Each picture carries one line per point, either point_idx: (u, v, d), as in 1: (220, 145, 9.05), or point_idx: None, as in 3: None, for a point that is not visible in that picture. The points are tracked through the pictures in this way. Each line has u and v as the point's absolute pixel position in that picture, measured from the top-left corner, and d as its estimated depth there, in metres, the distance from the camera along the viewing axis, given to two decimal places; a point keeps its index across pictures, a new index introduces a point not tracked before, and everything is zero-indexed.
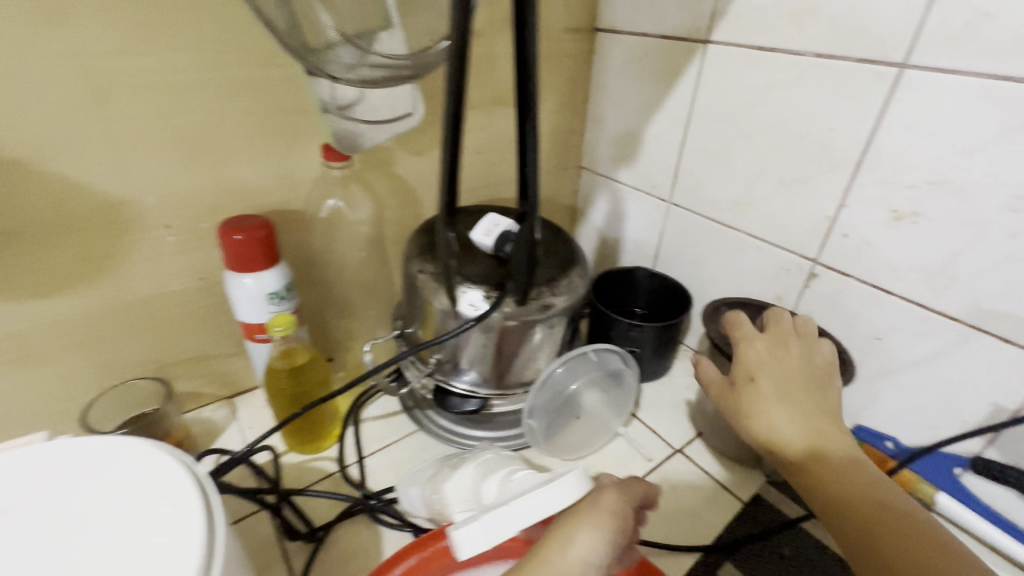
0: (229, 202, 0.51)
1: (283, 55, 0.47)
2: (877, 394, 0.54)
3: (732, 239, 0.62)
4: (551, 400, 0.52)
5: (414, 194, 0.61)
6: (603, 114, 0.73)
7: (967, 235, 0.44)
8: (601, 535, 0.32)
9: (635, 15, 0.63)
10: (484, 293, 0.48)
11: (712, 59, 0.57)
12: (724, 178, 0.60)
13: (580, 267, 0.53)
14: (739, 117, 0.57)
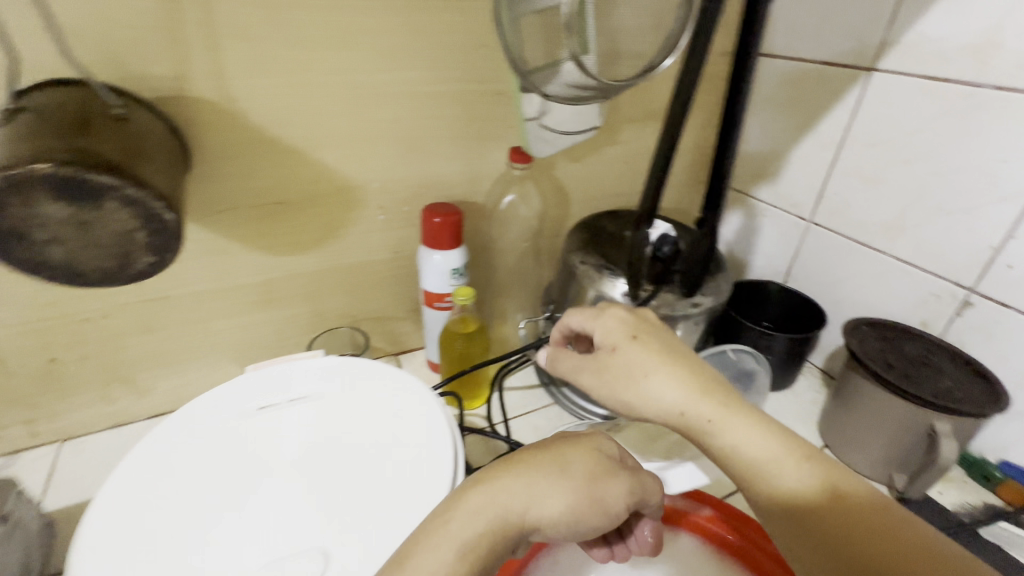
0: (428, 191, 0.62)
1: (489, 74, 0.58)
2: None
3: (877, 262, 0.63)
4: None
5: (568, 196, 0.69)
6: (746, 132, 0.76)
7: None
8: (564, 484, 0.34)
9: (795, 41, 0.67)
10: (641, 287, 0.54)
11: (875, 85, 0.59)
12: (875, 201, 0.62)
13: (724, 272, 0.59)
14: (899, 143, 0.58)
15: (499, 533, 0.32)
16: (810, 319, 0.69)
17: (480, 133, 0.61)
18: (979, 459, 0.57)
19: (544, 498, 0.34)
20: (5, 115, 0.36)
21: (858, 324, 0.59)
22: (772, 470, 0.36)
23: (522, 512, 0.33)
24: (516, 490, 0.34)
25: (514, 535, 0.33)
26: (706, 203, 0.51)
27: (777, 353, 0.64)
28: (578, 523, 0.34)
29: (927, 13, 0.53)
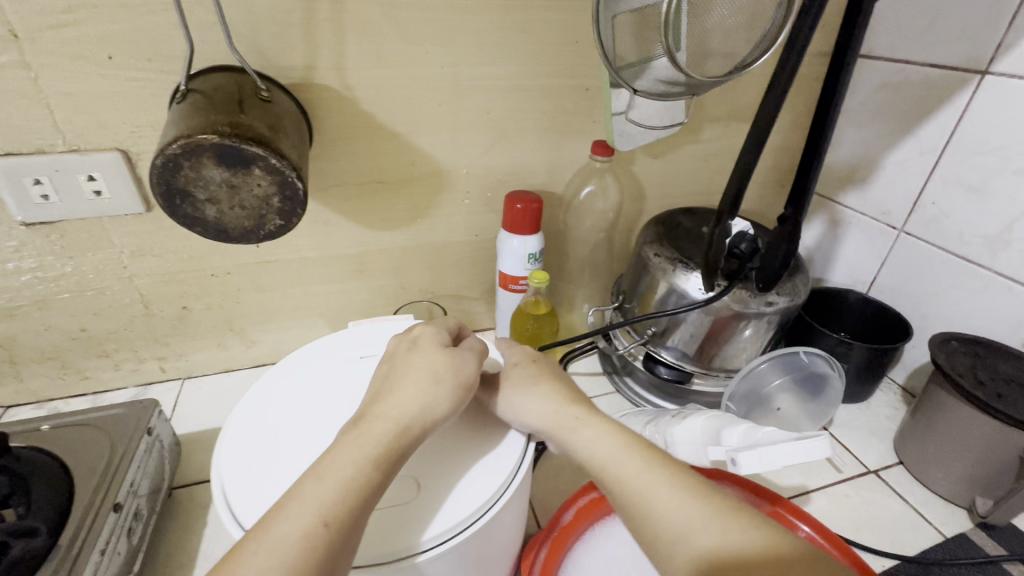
0: (511, 178, 0.66)
1: (578, 70, 0.61)
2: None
3: (976, 276, 0.60)
4: (750, 390, 0.57)
5: (645, 192, 0.71)
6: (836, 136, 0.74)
7: None
8: (414, 386, 0.39)
9: (898, 43, 0.64)
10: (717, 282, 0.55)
11: (987, 90, 0.56)
12: (978, 212, 0.59)
13: (802, 275, 0.58)
14: (1012, 151, 0.55)
15: (380, 440, 0.36)
16: (891, 332, 0.66)
17: (564, 125, 0.64)
18: None
19: (408, 400, 0.38)
20: (182, 97, 0.45)
21: (947, 339, 0.56)
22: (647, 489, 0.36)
23: (391, 420, 0.37)
24: (383, 411, 0.38)
25: (386, 432, 0.36)
26: (790, 201, 0.49)
27: (853, 363, 0.63)
28: (429, 403, 0.39)
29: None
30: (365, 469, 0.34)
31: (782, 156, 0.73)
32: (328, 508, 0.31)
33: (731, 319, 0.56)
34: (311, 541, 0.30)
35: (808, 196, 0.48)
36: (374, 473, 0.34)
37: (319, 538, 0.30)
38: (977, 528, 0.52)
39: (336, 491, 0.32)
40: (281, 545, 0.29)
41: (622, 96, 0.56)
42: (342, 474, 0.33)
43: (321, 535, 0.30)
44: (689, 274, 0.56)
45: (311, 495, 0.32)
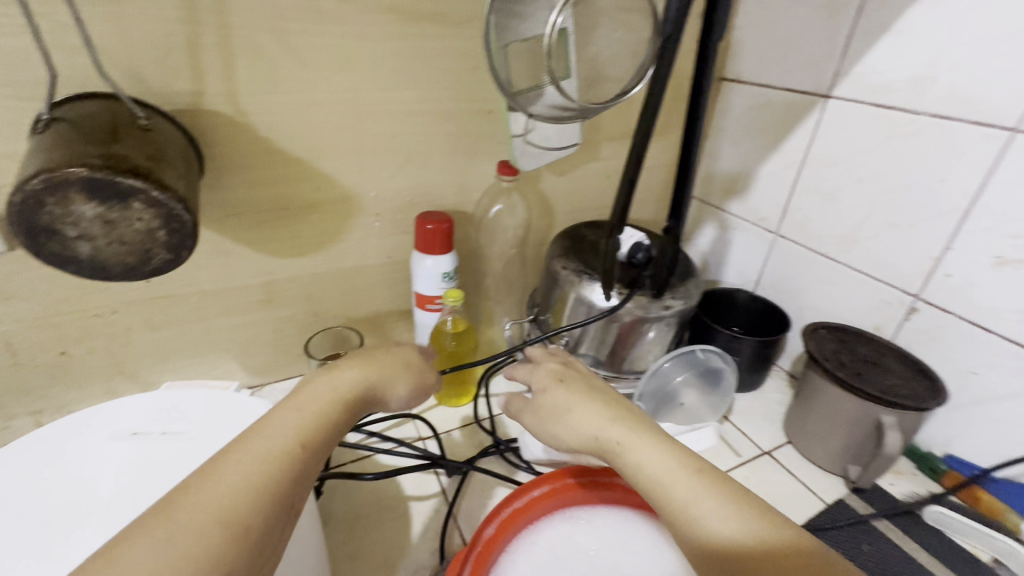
0: (422, 199, 0.67)
1: (480, 94, 0.63)
2: (969, 424, 0.58)
3: (836, 271, 0.69)
4: (657, 389, 0.61)
5: (554, 208, 0.75)
6: (719, 151, 0.82)
7: None
8: (381, 359, 0.44)
9: (760, 69, 0.73)
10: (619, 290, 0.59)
11: (830, 111, 0.65)
12: (833, 216, 0.67)
13: (695, 279, 0.63)
14: (854, 163, 0.64)
15: (348, 394, 0.39)
16: (776, 325, 0.74)
17: (470, 146, 0.66)
18: (926, 453, 0.62)
19: (378, 372, 0.42)
20: (44, 127, 0.41)
21: (817, 329, 0.64)
22: (671, 485, 0.36)
23: (362, 381, 0.40)
24: (354, 369, 0.41)
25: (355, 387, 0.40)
26: (670, 214, 0.54)
27: (745, 355, 0.69)
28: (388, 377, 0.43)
29: (873, 49, 0.59)
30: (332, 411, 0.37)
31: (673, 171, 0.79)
32: (307, 433, 0.34)
33: (636, 324, 0.60)
34: (289, 457, 0.32)
35: (685, 209, 0.54)
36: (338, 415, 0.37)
37: (295, 458, 0.33)
38: (852, 494, 0.60)
39: (311, 421, 0.35)
40: (257, 455, 0.31)
41: (521, 119, 0.58)
42: (316, 408, 0.36)
43: (298, 454, 0.33)
44: (594, 285, 0.59)
45: (286, 421, 0.34)
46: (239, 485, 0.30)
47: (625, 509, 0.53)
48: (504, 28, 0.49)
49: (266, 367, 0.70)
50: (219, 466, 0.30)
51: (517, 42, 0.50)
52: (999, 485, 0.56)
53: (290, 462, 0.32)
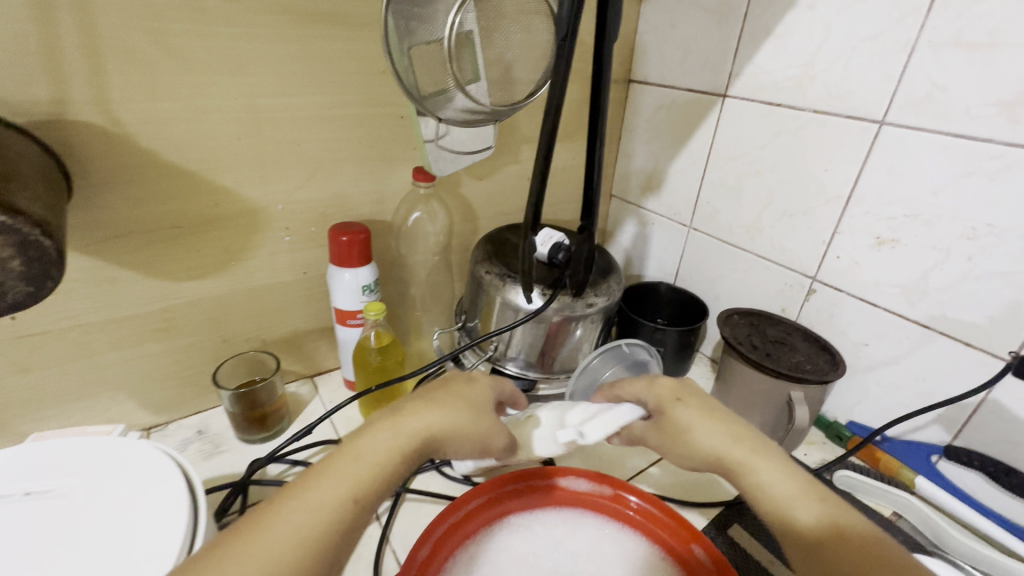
0: (335, 210, 0.64)
1: (389, 99, 0.61)
2: (866, 391, 0.64)
3: (744, 259, 0.73)
4: (587, 386, 0.62)
5: (476, 212, 0.74)
6: (632, 150, 0.85)
7: (934, 257, 0.54)
8: (453, 412, 0.41)
9: (663, 71, 0.76)
10: (541, 292, 0.59)
11: (728, 109, 0.69)
12: (738, 208, 0.72)
13: (615, 275, 0.65)
14: (751, 157, 0.68)
15: (409, 445, 0.38)
16: (694, 314, 0.77)
17: (382, 153, 0.64)
18: (832, 421, 0.67)
19: (442, 418, 0.40)
20: None
21: (730, 315, 0.68)
22: (793, 504, 0.37)
23: (424, 431, 0.39)
24: (419, 417, 0.39)
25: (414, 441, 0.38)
26: (583, 213, 0.55)
27: (670, 346, 0.72)
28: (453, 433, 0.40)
29: (760, 50, 0.64)
30: (394, 462, 0.36)
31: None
32: (361, 484, 0.34)
33: (561, 323, 0.61)
34: (339, 513, 0.32)
35: (597, 207, 0.54)
36: (395, 466, 0.36)
37: (345, 513, 0.33)
38: None
39: (370, 470, 0.35)
40: (315, 505, 0.32)
41: (431, 125, 0.57)
42: (377, 458, 0.36)
43: (347, 508, 0.33)
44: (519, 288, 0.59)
45: (346, 471, 0.34)
46: (299, 538, 0.31)
47: (562, 510, 0.53)
48: (407, 30, 0.48)
49: (171, 402, 0.64)
50: (282, 517, 0.31)
51: (426, 38, 0.49)
52: (893, 444, 0.61)
53: (344, 519, 0.33)
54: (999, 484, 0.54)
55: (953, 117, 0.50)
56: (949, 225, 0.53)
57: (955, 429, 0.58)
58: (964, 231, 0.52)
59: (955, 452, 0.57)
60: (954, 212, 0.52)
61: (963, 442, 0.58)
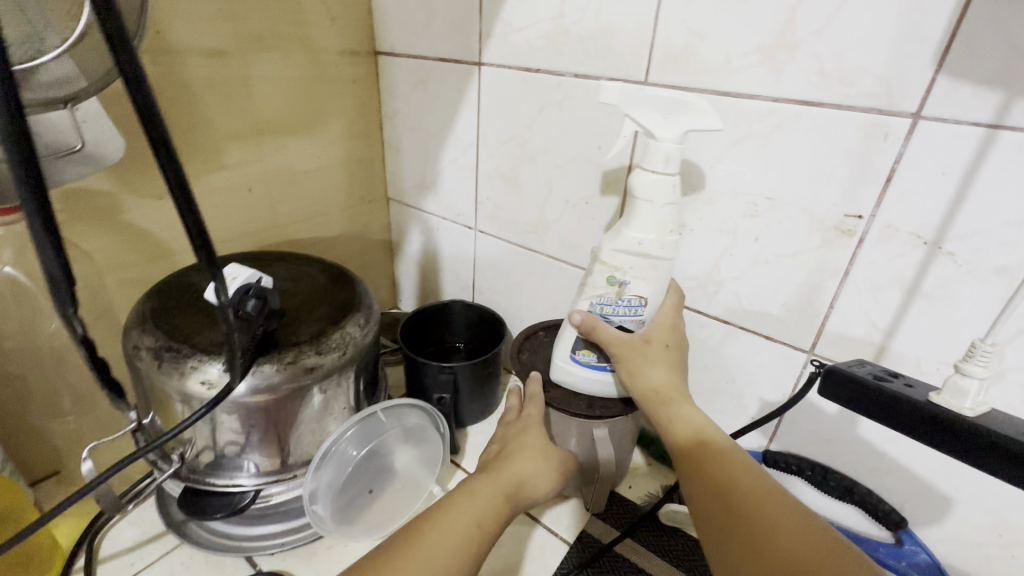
0: (177, 242, 0.54)
1: (217, 120, 0.54)
2: (698, 394, 0.53)
3: (539, 265, 0.61)
4: (337, 478, 0.46)
5: (281, 226, 0.64)
6: (398, 142, 0.70)
7: (727, 239, 0.45)
8: (535, 458, 0.44)
9: (410, 36, 0.62)
10: (221, 367, 0.39)
11: (486, 79, 0.57)
12: (518, 200, 0.60)
13: (360, 314, 0.47)
14: (521, 139, 0.57)
15: (506, 487, 0.40)
16: (492, 336, 0.64)
17: (215, 160, 0.55)
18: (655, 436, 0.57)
19: (524, 464, 0.43)
20: None
21: (534, 332, 0.55)
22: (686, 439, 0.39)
23: (517, 475, 0.42)
24: (512, 465, 0.42)
25: (517, 482, 0.41)
26: (204, 256, 0.31)
27: (461, 386, 0.57)
28: (544, 473, 0.43)
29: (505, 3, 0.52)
30: (496, 507, 0.39)
31: (391, 149, 0.72)
32: (479, 520, 0.37)
33: (274, 404, 0.42)
34: (464, 540, 0.36)
35: (212, 250, 0.31)
36: (502, 510, 0.39)
37: (470, 540, 0.36)
38: None
39: (489, 506, 0.38)
40: (450, 543, 0.35)
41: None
42: (484, 500, 0.39)
43: (476, 537, 0.36)
44: (183, 368, 0.38)
45: (472, 503, 0.38)
46: (438, 556, 0.34)
47: None
48: None
49: None
50: (466, 496, 0.39)
51: None
52: None
53: (513, 499, 0.40)
54: (818, 488, 0.47)
55: (740, 75, 0.40)
56: (730, 199, 0.44)
57: (774, 429, 0.49)
58: (748, 206, 0.43)
59: (774, 459, 0.48)
60: (733, 186, 0.44)
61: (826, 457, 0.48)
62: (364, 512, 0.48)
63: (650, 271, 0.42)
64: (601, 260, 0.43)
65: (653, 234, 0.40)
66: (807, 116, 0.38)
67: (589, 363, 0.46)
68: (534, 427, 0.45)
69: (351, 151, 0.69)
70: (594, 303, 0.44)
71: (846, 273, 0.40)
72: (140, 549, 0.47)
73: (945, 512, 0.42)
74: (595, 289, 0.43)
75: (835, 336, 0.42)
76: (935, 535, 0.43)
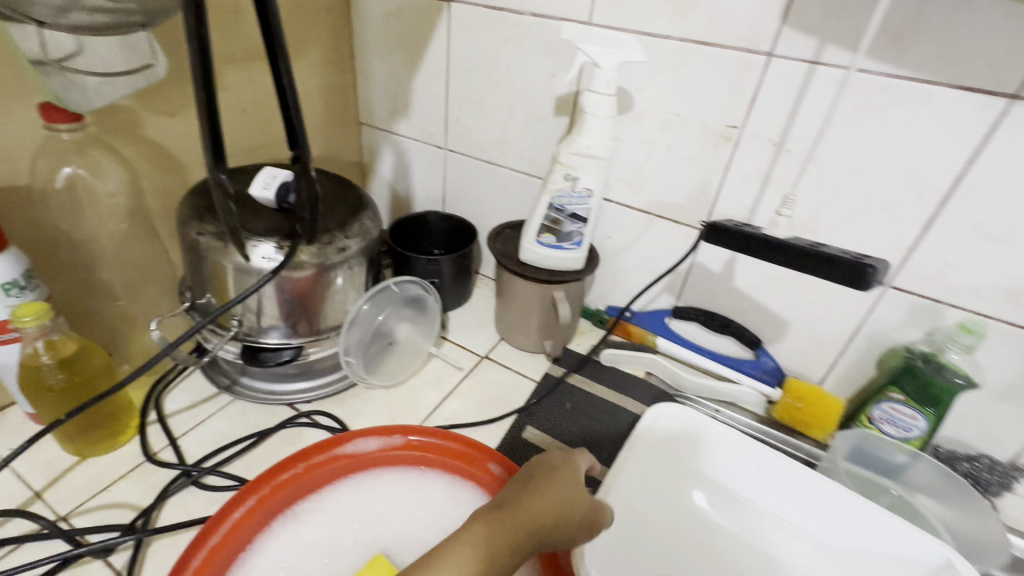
0: (189, 157, 0.58)
1: (217, 42, 0.60)
2: (627, 271, 0.71)
3: (502, 177, 0.75)
4: (362, 337, 0.59)
5: (270, 145, 0.72)
6: (369, 69, 0.78)
7: (646, 148, 0.61)
8: (542, 515, 0.36)
9: None
10: (275, 245, 0.50)
11: (455, 13, 0.67)
12: (484, 121, 0.72)
13: (369, 211, 0.59)
14: (486, 68, 0.68)
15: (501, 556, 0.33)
16: (464, 238, 0.77)
17: (215, 82, 0.62)
18: (594, 310, 0.75)
19: (534, 511, 0.36)
20: None
21: (503, 229, 0.69)
22: None
23: (528, 528, 0.35)
24: (521, 512, 0.35)
25: (519, 535, 0.34)
26: (288, 140, 0.44)
27: (444, 274, 0.71)
28: (544, 537, 0.36)
29: None
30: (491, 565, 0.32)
31: (362, 77, 0.80)
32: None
33: (315, 275, 0.53)
34: None
35: (301, 130, 0.44)
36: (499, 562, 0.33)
37: None
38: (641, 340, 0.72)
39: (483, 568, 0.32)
40: None
41: (30, 31, 0.37)
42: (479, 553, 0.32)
43: None
44: (246, 244, 0.49)
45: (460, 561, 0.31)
46: None
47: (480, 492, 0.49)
48: None
49: None
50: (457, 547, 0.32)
51: None
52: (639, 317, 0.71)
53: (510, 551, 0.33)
54: (706, 326, 0.67)
55: (659, 20, 0.54)
56: (652, 114, 0.59)
57: (681, 291, 0.69)
58: (663, 121, 0.59)
59: (679, 310, 0.68)
60: (653, 106, 0.59)
61: (715, 307, 0.67)
62: (384, 364, 0.63)
63: (595, 169, 0.57)
64: (561, 162, 0.58)
65: (599, 142, 0.56)
66: (702, 52, 0.54)
67: (550, 244, 0.61)
68: (553, 494, 0.37)
69: (328, 77, 0.76)
70: (555, 197, 0.59)
71: (726, 168, 0.58)
72: (197, 406, 0.58)
73: (783, 331, 0.63)
74: (555, 185, 0.58)
75: (719, 216, 0.60)
76: (779, 349, 0.65)
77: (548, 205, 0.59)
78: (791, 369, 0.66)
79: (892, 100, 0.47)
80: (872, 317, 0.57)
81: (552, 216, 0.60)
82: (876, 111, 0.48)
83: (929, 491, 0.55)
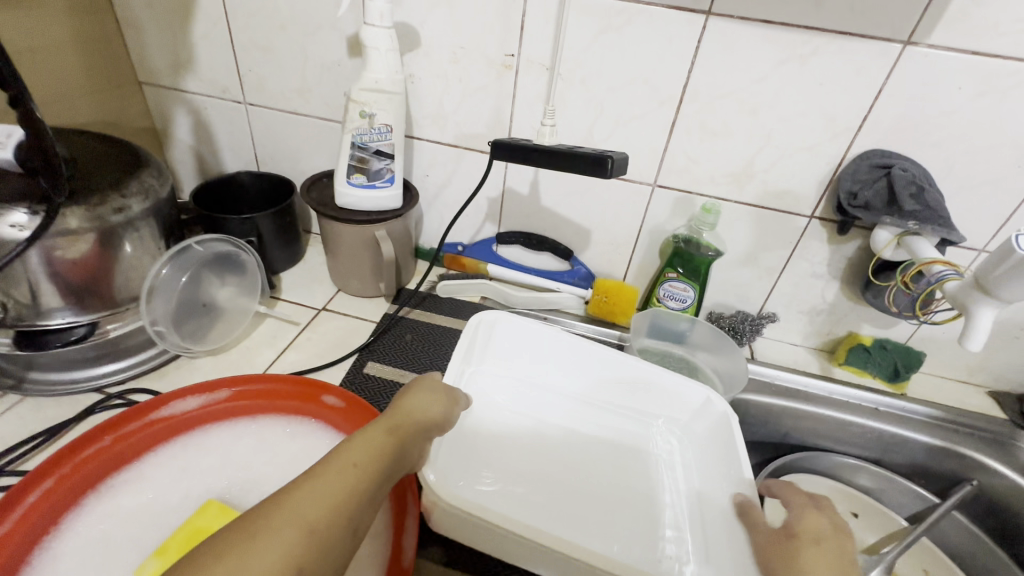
0: None
1: None
2: (450, 206, 0.75)
3: (312, 127, 0.73)
4: (170, 305, 0.56)
5: None
6: (135, 18, 0.70)
7: (441, 83, 0.65)
8: (416, 406, 0.40)
9: None
10: (28, 211, 0.45)
11: None
12: (279, 70, 0.69)
13: (151, 168, 0.55)
14: (269, 10, 0.65)
15: (391, 436, 0.36)
16: (282, 195, 0.75)
17: None
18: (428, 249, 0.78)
19: (411, 406, 0.40)
20: None
21: (318, 179, 0.69)
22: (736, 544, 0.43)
23: (409, 415, 0.39)
24: (399, 408, 0.39)
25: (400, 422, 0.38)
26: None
27: (264, 233, 0.68)
28: (425, 421, 0.40)
29: None
30: (384, 440, 0.35)
31: (129, 27, 0.71)
32: (369, 451, 0.33)
33: (92, 241, 0.49)
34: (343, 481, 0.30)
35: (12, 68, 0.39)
36: (388, 439, 0.35)
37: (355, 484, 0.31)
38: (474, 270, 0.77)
39: (376, 446, 0.34)
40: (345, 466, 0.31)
41: None
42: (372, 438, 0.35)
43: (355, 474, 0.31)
44: None
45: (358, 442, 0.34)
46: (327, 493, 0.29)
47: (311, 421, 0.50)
48: None
49: None
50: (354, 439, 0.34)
51: None
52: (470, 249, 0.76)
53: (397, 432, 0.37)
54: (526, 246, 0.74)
55: None
56: (438, 49, 0.62)
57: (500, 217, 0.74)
58: (449, 55, 0.62)
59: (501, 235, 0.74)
60: (438, 40, 0.62)
61: (532, 227, 0.74)
62: (205, 330, 0.60)
63: (388, 103, 0.59)
64: (354, 99, 0.58)
65: (386, 76, 0.57)
66: None
67: (363, 184, 0.62)
68: (415, 396, 0.41)
69: (84, 29, 0.67)
70: (356, 136, 0.60)
71: (513, 95, 0.63)
72: None
73: (586, 239, 0.73)
74: (353, 123, 0.59)
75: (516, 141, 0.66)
76: (588, 256, 0.75)
77: (351, 144, 0.60)
78: (600, 272, 0.76)
79: (627, 21, 0.55)
80: (649, 213, 0.68)
81: (357, 155, 0.61)
82: (616, 32, 0.56)
83: (706, 348, 0.67)
